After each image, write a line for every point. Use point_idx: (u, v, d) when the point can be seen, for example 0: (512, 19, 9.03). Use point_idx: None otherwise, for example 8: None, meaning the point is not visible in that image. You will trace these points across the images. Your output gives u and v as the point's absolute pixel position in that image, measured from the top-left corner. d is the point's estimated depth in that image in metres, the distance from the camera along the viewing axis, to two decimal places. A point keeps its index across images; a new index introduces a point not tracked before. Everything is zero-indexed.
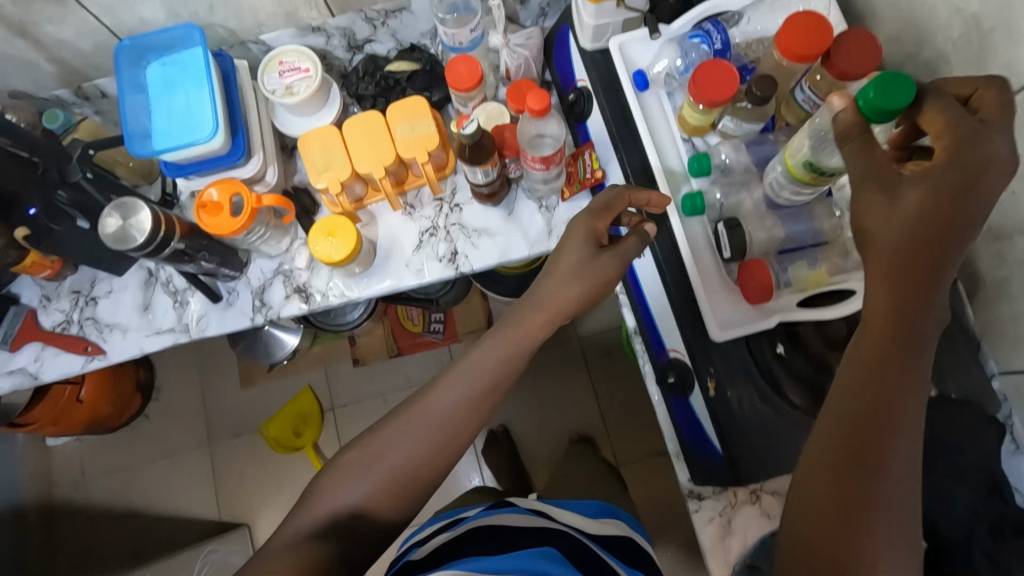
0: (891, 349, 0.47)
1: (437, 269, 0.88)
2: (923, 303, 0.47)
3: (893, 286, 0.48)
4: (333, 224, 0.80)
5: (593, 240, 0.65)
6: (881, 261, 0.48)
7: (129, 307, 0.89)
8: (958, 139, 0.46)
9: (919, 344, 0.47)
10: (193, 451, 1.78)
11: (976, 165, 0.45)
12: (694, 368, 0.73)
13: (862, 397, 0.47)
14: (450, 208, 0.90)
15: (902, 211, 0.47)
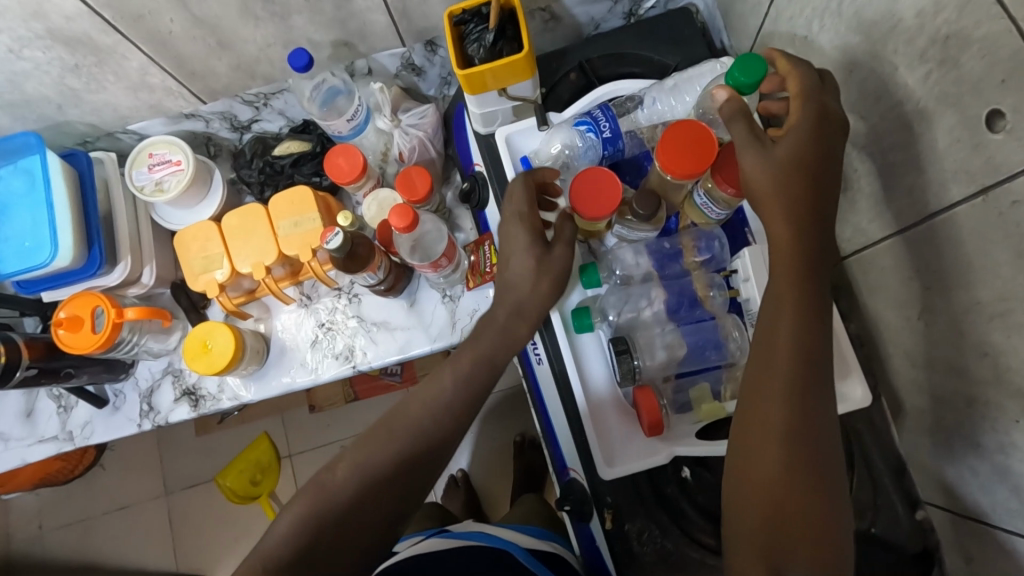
0: (798, 280, 0.48)
1: (334, 366, 0.82)
2: (814, 233, 0.49)
3: (787, 221, 0.49)
4: (207, 331, 0.76)
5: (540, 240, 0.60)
6: (774, 201, 0.49)
7: (10, 414, 0.83)
8: (807, 96, 0.50)
9: (817, 272, 0.49)
10: (150, 502, 1.74)
11: (828, 120, 0.49)
12: (592, 496, 0.66)
13: (783, 334, 0.48)
14: (348, 298, 0.83)
15: (779, 159, 0.49)
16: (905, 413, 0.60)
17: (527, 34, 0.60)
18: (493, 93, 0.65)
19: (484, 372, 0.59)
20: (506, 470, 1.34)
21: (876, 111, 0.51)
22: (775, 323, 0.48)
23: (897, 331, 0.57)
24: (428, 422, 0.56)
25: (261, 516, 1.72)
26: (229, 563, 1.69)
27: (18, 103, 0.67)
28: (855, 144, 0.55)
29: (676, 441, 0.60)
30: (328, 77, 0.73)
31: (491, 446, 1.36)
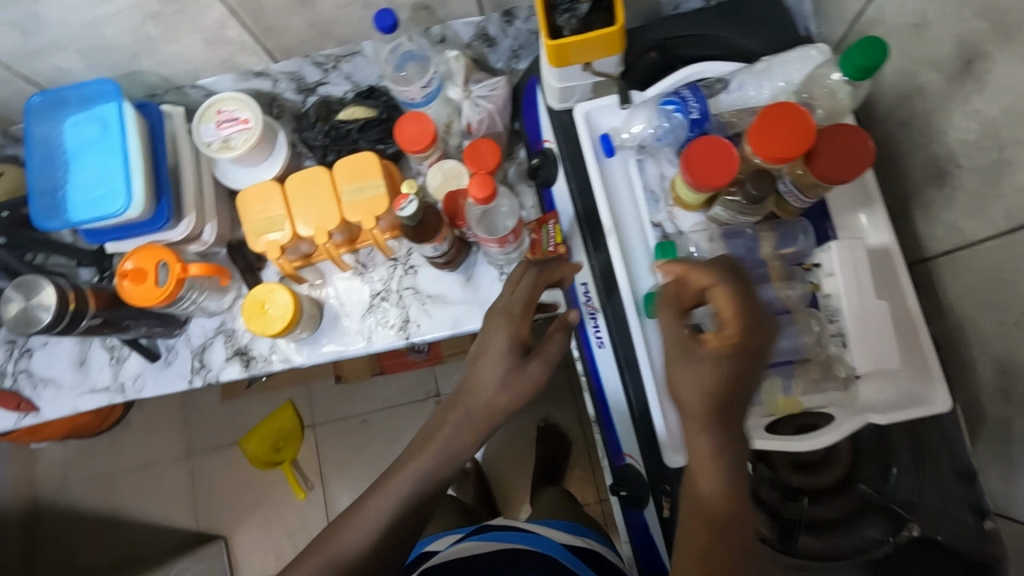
0: (731, 496, 0.43)
1: (386, 336, 0.82)
2: (738, 456, 0.44)
3: (710, 439, 0.44)
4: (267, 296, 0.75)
5: (518, 347, 0.58)
6: (697, 420, 0.45)
7: (64, 361, 0.84)
8: (739, 325, 0.46)
9: (742, 496, 0.43)
10: (172, 461, 1.76)
11: (756, 349, 0.45)
12: (650, 483, 0.65)
13: (706, 550, 0.41)
14: (404, 269, 0.83)
15: (707, 381, 0.45)
16: (983, 424, 0.58)
17: (622, 6, 0.59)
18: (577, 67, 0.64)
19: (466, 441, 0.58)
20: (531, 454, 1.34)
21: (994, 105, 0.49)
22: (697, 540, 0.42)
23: (990, 336, 0.55)
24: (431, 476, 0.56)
25: (282, 483, 1.73)
26: (248, 526, 1.71)
27: (97, 50, 0.67)
28: (963, 139, 0.53)
29: (746, 434, 0.60)
30: (405, 41, 0.73)
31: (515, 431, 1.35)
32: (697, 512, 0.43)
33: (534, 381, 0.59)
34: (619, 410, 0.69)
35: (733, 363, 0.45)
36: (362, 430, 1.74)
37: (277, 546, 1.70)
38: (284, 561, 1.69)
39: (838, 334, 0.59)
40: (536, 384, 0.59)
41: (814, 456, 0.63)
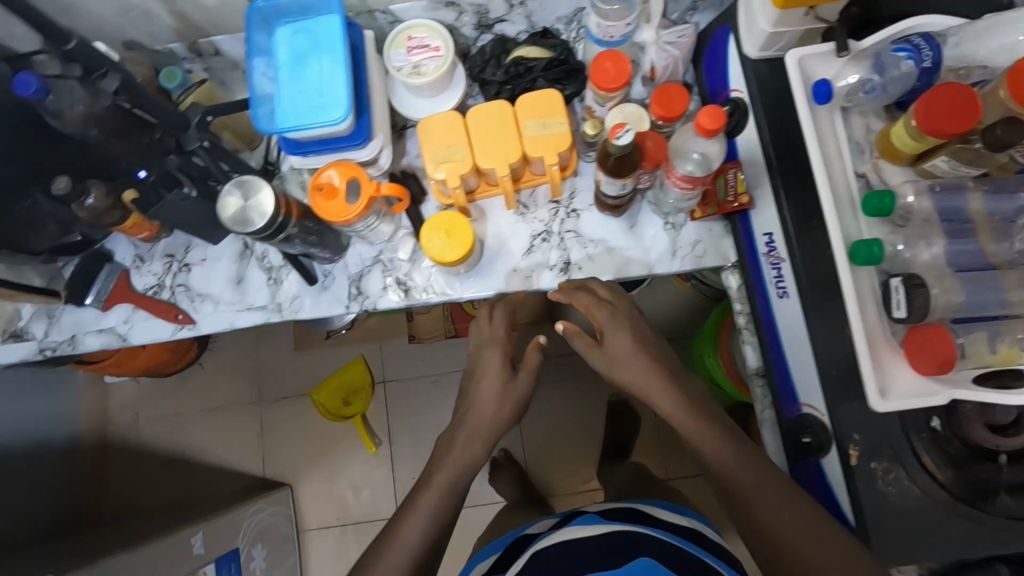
0: (698, 431, 0.67)
1: (546, 276, 0.82)
2: (691, 405, 0.69)
3: (670, 393, 0.70)
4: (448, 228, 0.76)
5: (506, 363, 0.79)
6: (638, 379, 0.72)
7: (222, 278, 0.85)
8: (600, 305, 0.75)
9: (700, 418, 0.69)
10: (241, 407, 1.79)
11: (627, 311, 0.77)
12: (834, 433, 0.66)
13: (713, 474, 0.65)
14: (567, 212, 0.83)
15: (623, 350, 0.73)
16: None
17: None
18: (800, 10, 0.64)
19: (482, 428, 0.77)
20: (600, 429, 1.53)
21: None
22: (711, 473, 0.65)
23: None
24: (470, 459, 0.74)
25: (350, 436, 1.75)
26: (315, 475, 1.73)
27: None
28: None
29: (954, 385, 0.60)
30: None
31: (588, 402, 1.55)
32: (707, 450, 0.66)
33: (524, 386, 0.79)
34: (801, 359, 0.69)
35: (609, 313, 0.75)
36: (432, 391, 1.76)
37: (342, 498, 1.72)
38: (348, 512, 1.71)
39: None
40: (524, 389, 0.79)
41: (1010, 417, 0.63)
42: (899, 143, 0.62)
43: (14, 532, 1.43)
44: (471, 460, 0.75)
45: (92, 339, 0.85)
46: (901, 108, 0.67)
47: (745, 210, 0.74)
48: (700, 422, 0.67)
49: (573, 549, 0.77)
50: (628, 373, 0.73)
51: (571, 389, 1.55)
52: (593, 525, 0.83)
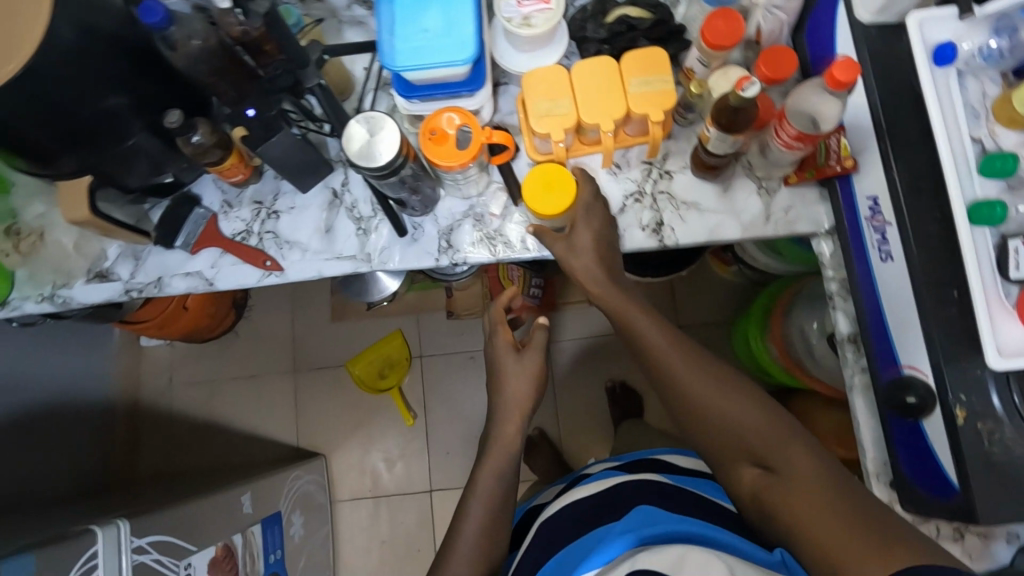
0: (659, 351, 0.73)
1: (639, 238, 0.82)
2: (654, 323, 0.75)
3: (637, 315, 0.76)
4: (545, 191, 0.76)
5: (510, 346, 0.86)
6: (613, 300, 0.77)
7: (311, 227, 0.85)
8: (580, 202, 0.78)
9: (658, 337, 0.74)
10: (277, 376, 1.79)
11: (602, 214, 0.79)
12: (939, 392, 0.66)
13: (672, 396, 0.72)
14: (659, 173, 0.83)
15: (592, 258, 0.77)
16: None
17: None
18: None
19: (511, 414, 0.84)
20: None
21: None
22: (674, 392, 0.71)
23: None
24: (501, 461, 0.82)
25: (384, 409, 1.76)
26: (349, 446, 1.74)
27: None
28: None
29: None
30: None
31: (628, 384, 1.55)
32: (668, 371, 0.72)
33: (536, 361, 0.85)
34: (903, 320, 0.70)
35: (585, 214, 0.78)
36: (469, 367, 1.77)
37: (376, 470, 1.72)
38: (381, 484, 1.72)
39: None
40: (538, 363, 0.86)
41: None
42: (1022, 105, 0.63)
43: (56, 487, 1.43)
44: (505, 460, 0.82)
45: (177, 283, 0.85)
46: (1016, 75, 0.68)
47: (847, 174, 0.75)
48: (698, 384, 0.70)
49: (583, 506, 0.79)
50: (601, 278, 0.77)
51: (613, 369, 1.56)
52: (597, 486, 0.83)
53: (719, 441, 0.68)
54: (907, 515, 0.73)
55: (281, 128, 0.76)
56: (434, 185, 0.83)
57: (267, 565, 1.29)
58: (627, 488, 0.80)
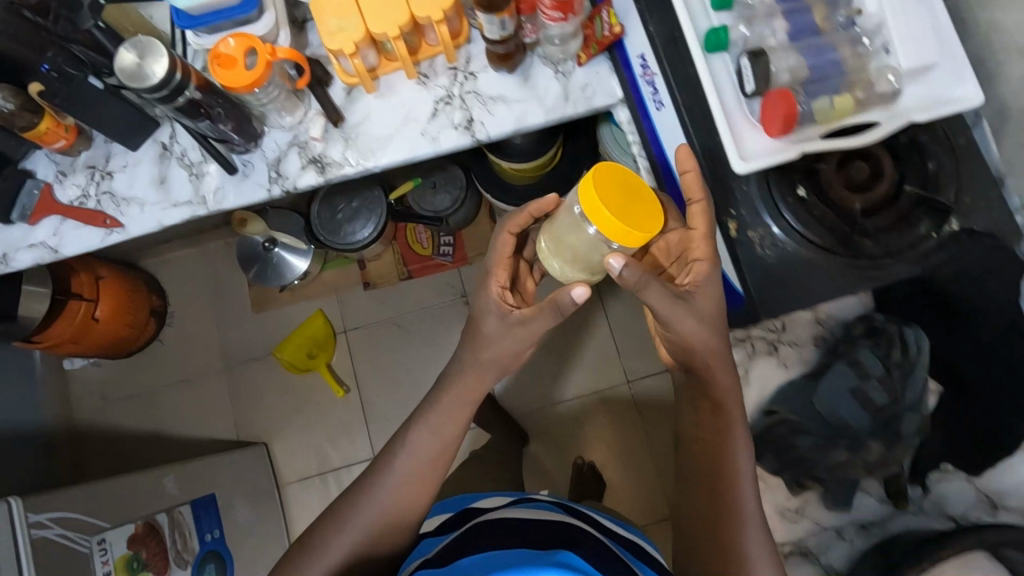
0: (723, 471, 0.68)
1: (453, 136, 0.87)
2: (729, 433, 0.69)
3: (716, 409, 0.70)
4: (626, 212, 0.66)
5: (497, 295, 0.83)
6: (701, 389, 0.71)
7: (146, 181, 0.89)
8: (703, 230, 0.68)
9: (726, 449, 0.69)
10: (207, 376, 1.80)
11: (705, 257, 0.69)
12: (714, 213, 0.73)
13: (710, 487, 0.69)
14: (464, 76, 0.88)
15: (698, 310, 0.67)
16: (1012, 120, 0.69)
17: None
18: None
19: (455, 410, 0.86)
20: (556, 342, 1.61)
21: None
22: (712, 491, 0.68)
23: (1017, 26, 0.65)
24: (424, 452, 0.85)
25: (317, 388, 1.78)
26: (289, 433, 1.75)
27: None
28: None
29: (802, 144, 0.67)
30: None
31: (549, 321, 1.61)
32: (727, 484, 0.68)
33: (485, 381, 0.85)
34: None
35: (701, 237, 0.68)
36: (396, 333, 1.80)
37: (320, 448, 1.74)
38: (326, 461, 1.74)
39: (882, 48, 0.68)
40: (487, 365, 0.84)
41: (865, 176, 0.70)
42: None
43: None
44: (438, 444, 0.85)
45: (24, 255, 0.88)
46: None
47: (620, 41, 0.81)
48: (739, 500, 0.68)
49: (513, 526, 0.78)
50: (691, 331, 0.67)
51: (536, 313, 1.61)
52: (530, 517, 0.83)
53: (713, 535, 0.68)
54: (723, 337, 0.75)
55: (81, 82, 0.80)
56: (253, 120, 0.86)
57: (203, 543, 1.31)
58: (558, 528, 0.78)
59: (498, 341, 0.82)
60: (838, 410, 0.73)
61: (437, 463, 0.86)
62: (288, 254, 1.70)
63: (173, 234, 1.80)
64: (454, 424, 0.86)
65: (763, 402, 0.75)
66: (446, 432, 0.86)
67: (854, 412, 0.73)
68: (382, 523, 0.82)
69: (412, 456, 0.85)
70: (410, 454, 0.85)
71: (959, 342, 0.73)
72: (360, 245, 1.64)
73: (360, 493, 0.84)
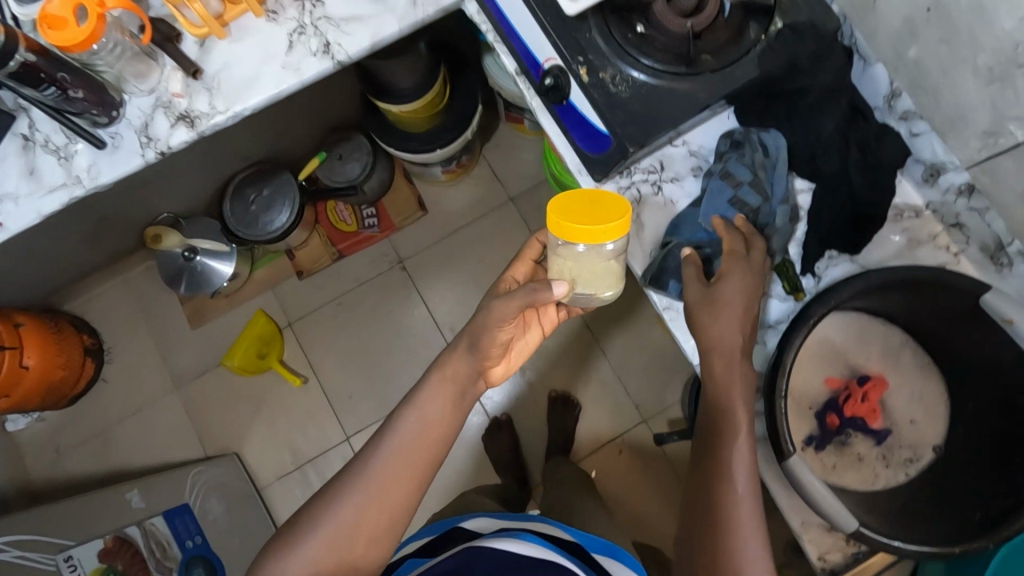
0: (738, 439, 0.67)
1: (313, 64, 0.88)
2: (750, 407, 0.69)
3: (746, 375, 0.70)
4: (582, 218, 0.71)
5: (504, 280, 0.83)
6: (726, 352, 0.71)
7: (14, 174, 0.87)
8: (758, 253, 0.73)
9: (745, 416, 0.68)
10: (161, 400, 1.77)
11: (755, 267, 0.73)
12: (567, 66, 0.76)
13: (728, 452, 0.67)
14: (312, 3, 0.89)
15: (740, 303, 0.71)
16: None
17: None
18: None
19: (446, 407, 0.78)
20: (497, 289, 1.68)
21: None
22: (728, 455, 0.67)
23: None
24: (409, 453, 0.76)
25: (272, 382, 1.77)
26: (257, 435, 1.74)
27: None
28: None
29: None
30: None
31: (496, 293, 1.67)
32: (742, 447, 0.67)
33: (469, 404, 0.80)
34: (526, 23, 0.79)
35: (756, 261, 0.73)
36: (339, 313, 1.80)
37: (291, 441, 1.74)
38: (299, 454, 1.73)
39: None
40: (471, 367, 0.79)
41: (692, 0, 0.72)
42: None
43: None
44: (425, 447, 0.76)
45: None
46: None
47: None
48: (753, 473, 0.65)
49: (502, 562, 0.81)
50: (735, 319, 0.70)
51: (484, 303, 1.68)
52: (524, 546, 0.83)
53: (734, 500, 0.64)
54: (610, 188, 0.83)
55: None
56: (109, 88, 0.85)
57: (185, 550, 1.30)
58: (537, 566, 0.80)
59: (489, 328, 0.75)
60: (722, 221, 0.77)
61: (425, 452, 0.76)
62: (211, 260, 1.68)
63: (89, 268, 1.75)
64: (442, 404, 0.78)
65: (658, 238, 0.82)
66: (434, 417, 0.77)
67: (736, 219, 0.76)
68: (359, 524, 0.72)
69: (399, 451, 0.75)
70: (397, 447, 0.76)
71: (811, 135, 0.77)
72: (281, 231, 1.62)
73: (339, 488, 0.74)
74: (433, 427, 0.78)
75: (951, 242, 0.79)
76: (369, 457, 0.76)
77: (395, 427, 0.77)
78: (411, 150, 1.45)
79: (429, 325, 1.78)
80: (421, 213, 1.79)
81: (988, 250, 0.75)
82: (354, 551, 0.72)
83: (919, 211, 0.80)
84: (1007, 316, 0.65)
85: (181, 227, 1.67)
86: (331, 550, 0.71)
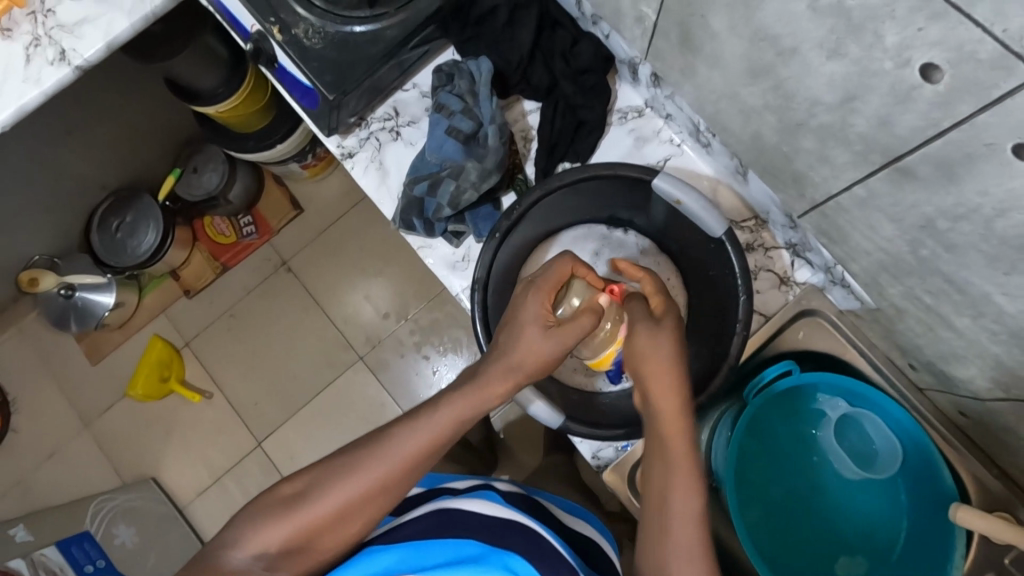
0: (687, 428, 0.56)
1: (51, 72, 0.85)
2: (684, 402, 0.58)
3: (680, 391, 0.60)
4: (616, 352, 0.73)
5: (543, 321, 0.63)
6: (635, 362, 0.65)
7: None
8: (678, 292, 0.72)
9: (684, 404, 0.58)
10: (73, 441, 1.72)
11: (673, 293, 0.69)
12: (264, 31, 0.77)
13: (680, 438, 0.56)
14: (44, 15, 0.86)
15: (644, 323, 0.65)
16: None
17: None
18: None
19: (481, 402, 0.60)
20: (390, 271, 1.74)
21: None
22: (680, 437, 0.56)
23: None
24: (430, 449, 0.58)
25: (178, 404, 1.74)
26: (173, 455, 1.71)
27: None
28: None
29: None
30: None
31: (395, 285, 1.74)
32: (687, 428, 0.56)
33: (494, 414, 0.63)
34: None
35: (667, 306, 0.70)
36: (230, 324, 1.76)
37: (205, 456, 1.71)
38: (216, 466, 1.70)
39: None
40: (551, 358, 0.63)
41: None
42: None
43: None
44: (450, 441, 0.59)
45: None
46: None
47: None
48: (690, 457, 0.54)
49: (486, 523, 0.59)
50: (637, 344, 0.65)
51: (377, 289, 1.74)
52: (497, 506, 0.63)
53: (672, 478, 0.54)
54: (351, 141, 0.85)
55: None
56: None
57: None
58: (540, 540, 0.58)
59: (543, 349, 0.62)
60: (443, 150, 0.78)
61: (446, 449, 0.59)
62: (90, 294, 1.63)
63: None
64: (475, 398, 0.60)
65: (401, 179, 0.85)
66: (473, 414, 0.60)
67: (454, 148, 0.77)
68: (360, 505, 0.57)
69: (423, 447, 0.58)
70: (420, 441, 0.58)
71: (506, 56, 0.79)
72: (148, 254, 1.58)
73: (344, 462, 0.58)
74: (464, 419, 0.60)
75: (673, 134, 0.81)
76: (383, 439, 0.58)
77: (424, 421, 0.58)
78: (247, 150, 1.42)
79: (325, 322, 1.74)
80: (295, 211, 1.76)
81: (694, 134, 0.78)
82: (337, 540, 0.57)
83: (641, 110, 0.82)
84: (676, 198, 0.69)
85: (57, 266, 1.61)
86: (316, 525, 0.56)
